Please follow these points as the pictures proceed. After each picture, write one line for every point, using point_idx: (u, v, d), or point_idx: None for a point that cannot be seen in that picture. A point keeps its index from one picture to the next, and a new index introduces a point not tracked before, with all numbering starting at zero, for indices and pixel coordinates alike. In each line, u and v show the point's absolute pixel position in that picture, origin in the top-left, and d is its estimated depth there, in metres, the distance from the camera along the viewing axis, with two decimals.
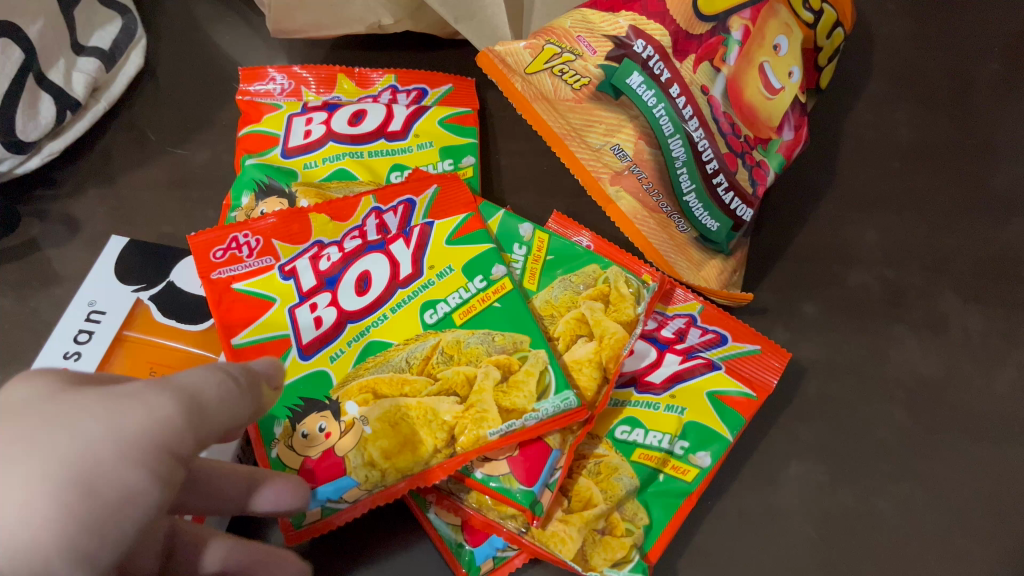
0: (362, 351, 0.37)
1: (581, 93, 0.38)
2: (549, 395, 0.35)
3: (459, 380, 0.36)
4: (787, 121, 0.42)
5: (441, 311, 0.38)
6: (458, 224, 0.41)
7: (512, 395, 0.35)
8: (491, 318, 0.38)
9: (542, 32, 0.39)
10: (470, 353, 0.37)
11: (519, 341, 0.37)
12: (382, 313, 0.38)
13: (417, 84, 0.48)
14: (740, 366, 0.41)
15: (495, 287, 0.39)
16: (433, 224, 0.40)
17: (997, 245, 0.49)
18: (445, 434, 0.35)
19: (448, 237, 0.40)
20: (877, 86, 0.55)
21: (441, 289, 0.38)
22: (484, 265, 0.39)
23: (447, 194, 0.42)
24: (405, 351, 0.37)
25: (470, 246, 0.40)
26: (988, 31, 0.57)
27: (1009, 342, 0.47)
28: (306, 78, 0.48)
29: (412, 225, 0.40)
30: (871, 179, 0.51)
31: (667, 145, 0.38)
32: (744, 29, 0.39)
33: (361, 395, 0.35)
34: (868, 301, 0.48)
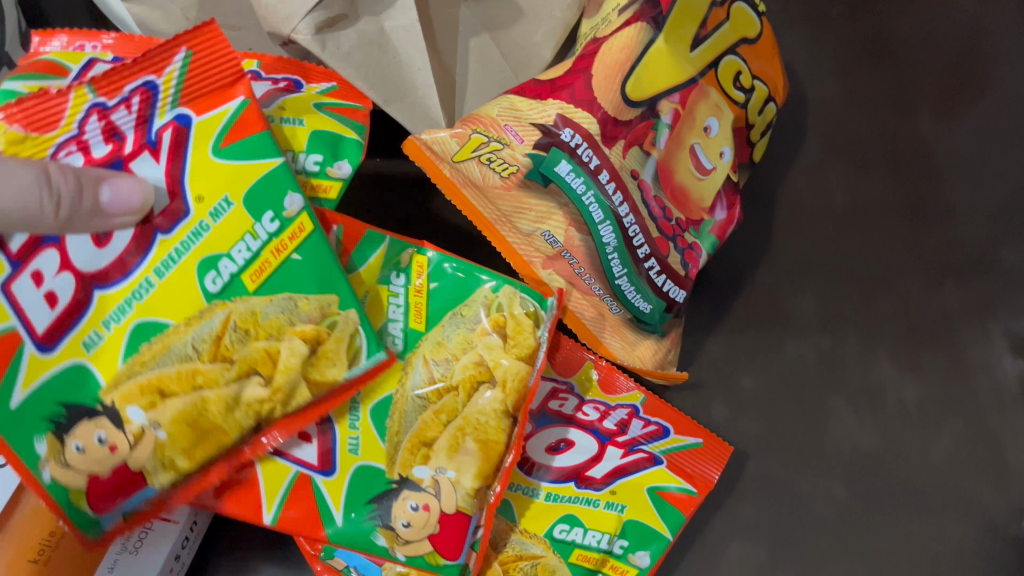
0: (130, 338, 0.30)
1: (509, 181, 0.37)
2: (361, 360, 0.33)
3: (259, 359, 0.32)
4: (719, 201, 0.42)
5: (233, 265, 0.31)
6: (227, 122, 0.31)
7: (321, 366, 0.33)
8: (294, 273, 0.32)
9: (467, 120, 0.37)
10: (269, 327, 0.32)
11: (326, 304, 0.33)
12: (144, 277, 0.30)
13: (286, 74, 0.38)
14: (680, 460, 0.41)
15: (290, 230, 0.32)
16: (188, 122, 0.30)
17: (932, 311, 0.48)
18: (252, 421, 0.32)
19: (214, 145, 0.31)
20: (816, 139, 0.53)
21: (224, 231, 0.31)
22: (274, 198, 0.32)
23: (202, 64, 0.31)
24: (205, 330, 0.31)
25: (249, 162, 0.31)
26: (931, 72, 0.54)
27: (944, 411, 0.46)
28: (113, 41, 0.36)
29: (156, 125, 0.30)
30: (807, 246, 0.50)
31: (599, 232, 0.37)
32: (674, 112, 0.39)
33: (146, 393, 0.30)
34: (805, 374, 0.47)
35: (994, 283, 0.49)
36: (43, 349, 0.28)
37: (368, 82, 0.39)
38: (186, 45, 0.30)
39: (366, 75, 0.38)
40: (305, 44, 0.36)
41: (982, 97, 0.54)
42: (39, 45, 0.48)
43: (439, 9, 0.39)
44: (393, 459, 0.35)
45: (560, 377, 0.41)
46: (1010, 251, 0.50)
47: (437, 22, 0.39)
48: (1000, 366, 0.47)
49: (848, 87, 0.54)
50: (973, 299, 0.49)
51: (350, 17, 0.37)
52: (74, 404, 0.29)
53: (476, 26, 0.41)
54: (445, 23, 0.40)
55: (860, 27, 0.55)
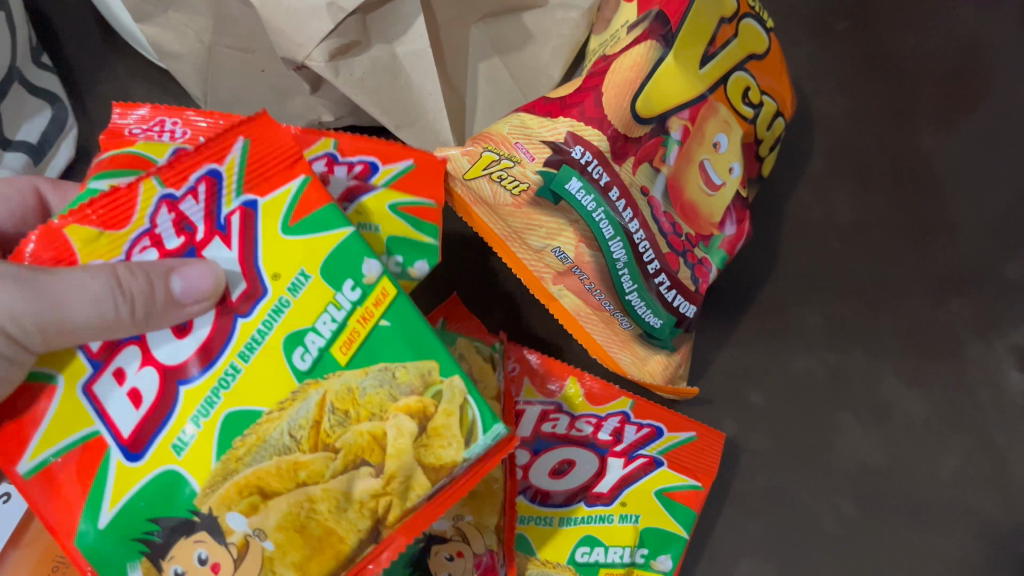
0: (222, 429, 0.26)
1: (520, 198, 0.37)
2: (477, 437, 0.27)
3: (362, 445, 0.27)
4: (728, 216, 0.42)
5: (321, 338, 0.28)
6: (291, 199, 0.29)
7: (435, 447, 0.27)
8: (380, 345, 0.28)
9: (477, 139, 0.37)
10: (371, 403, 0.27)
11: (426, 370, 0.28)
12: (229, 364, 0.27)
13: (365, 155, 0.35)
14: (679, 457, 0.42)
15: (374, 296, 0.28)
16: (255, 205, 0.28)
17: (939, 327, 0.48)
18: (370, 523, 0.27)
19: (282, 224, 0.28)
20: (822, 156, 0.53)
21: (306, 304, 0.28)
22: (351, 265, 0.28)
23: (265, 142, 0.29)
24: (291, 418, 0.27)
25: (321, 236, 0.29)
26: (936, 87, 0.54)
27: (952, 427, 0.46)
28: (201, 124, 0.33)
29: (223, 211, 0.28)
30: (813, 261, 0.50)
31: (608, 247, 0.38)
32: (683, 129, 0.39)
33: (244, 491, 0.26)
34: (812, 389, 0.47)
35: (1000, 298, 0.49)
36: (131, 456, 0.26)
37: (381, 107, 0.39)
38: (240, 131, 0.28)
39: (378, 100, 0.39)
40: (319, 71, 0.36)
41: (987, 112, 0.54)
42: (49, 60, 0.49)
43: (449, 30, 0.40)
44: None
45: (546, 399, 0.42)
46: (1016, 266, 0.50)
47: (446, 46, 0.41)
48: (1007, 381, 0.47)
49: (853, 103, 0.54)
50: (980, 314, 0.49)
51: (363, 44, 0.37)
52: (167, 518, 0.26)
53: (487, 49, 0.42)
54: (456, 45, 0.41)
55: (865, 43, 0.55)
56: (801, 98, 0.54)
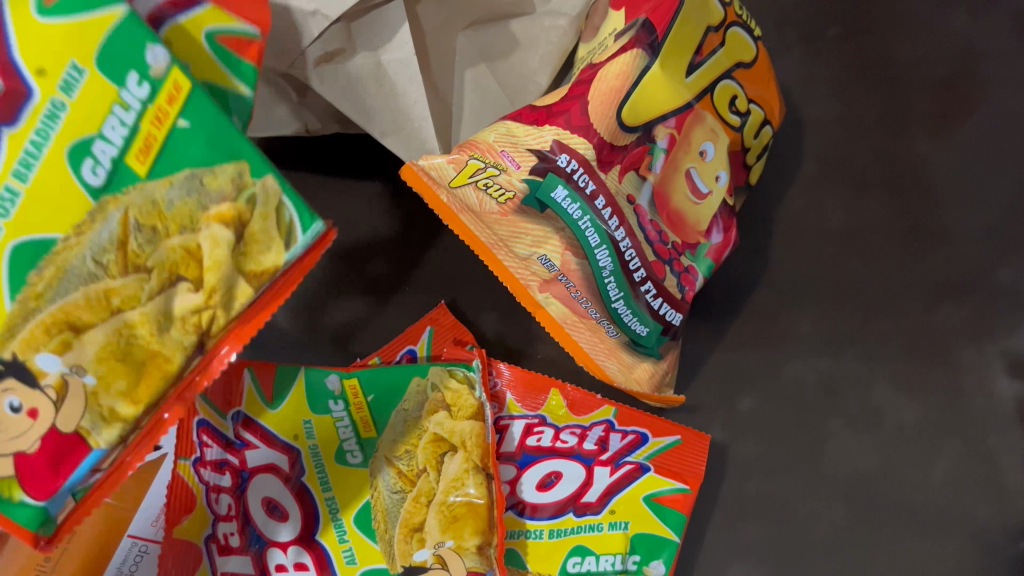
0: (12, 260, 0.25)
1: (506, 206, 0.37)
2: (296, 237, 0.30)
3: (439, 446, 0.40)
4: (715, 224, 0.42)
5: (122, 134, 0.27)
6: (113, 28, 0.27)
7: (253, 254, 0.29)
8: (181, 148, 0.28)
9: (463, 146, 0.38)
10: (179, 215, 0.28)
11: (237, 174, 0.29)
12: (3, 186, 0.25)
13: None
14: (666, 461, 0.42)
15: (166, 92, 0.28)
16: (2, 3, 0.25)
17: (929, 334, 0.48)
18: (195, 337, 0.29)
19: (38, 8, 0.25)
20: (812, 162, 0.53)
21: (87, 104, 0.26)
22: (132, 53, 0.27)
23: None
24: (84, 241, 0.27)
25: (92, 18, 0.26)
26: (926, 93, 0.54)
27: (943, 433, 0.46)
28: None
29: (3, 12, 0.25)
30: (804, 268, 0.50)
31: (595, 256, 0.38)
32: (669, 137, 0.39)
33: (49, 262, 0.26)
34: (803, 397, 0.47)
35: (991, 303, 0.49)
36: None
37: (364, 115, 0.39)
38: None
39: (362, 109, 0.39)
40: None
41: (977, 117, 0.54)
42: None
43: (434, 39, 0.41)
44: (393, 555, 0.40)
45: (531, 413, 0.42)
46: (1005, 271, 0.50)
47: (432, 54, 0.41)
48: (997, 386, 0.47)
49: (843, 109, 0.54)
50: (970, 321, 0.49)
51: (348, 52, 0.37)
52: None
53: (474, 58, 0.42)
54: (441, 53, 0.41)
55: (856, 49, 0.55)
56: (792, 104, 0.54)
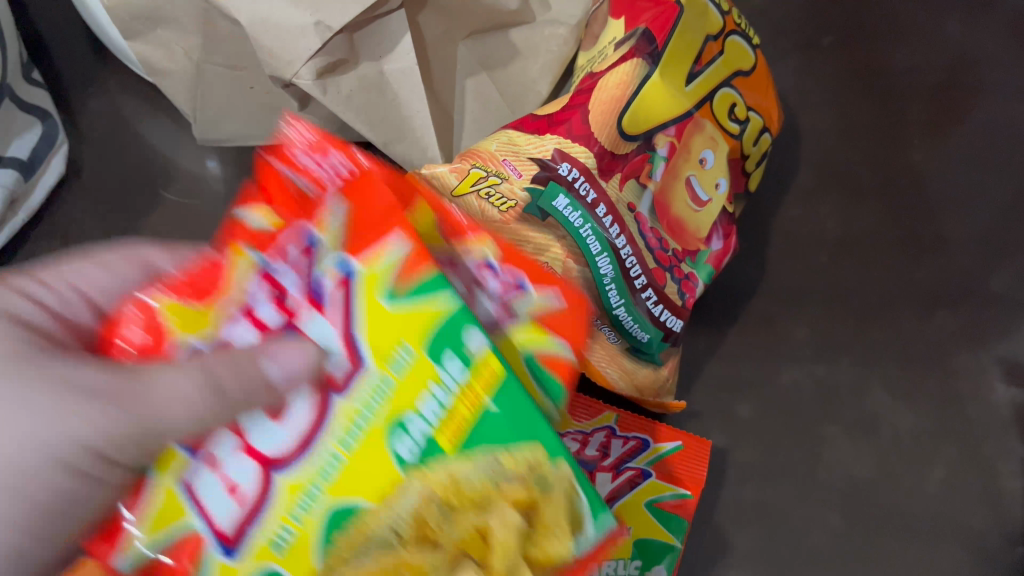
0: (323, 525, 0.24)
1: (508, 215, 0.37)
2: (586, 527, 0.25)
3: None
4: (714, 231, 0.42)
5: (436, 403, 0.25)
6: (395, 262, 0.25)
7: (541, 538, 0.25)
8: (490, 429, 0.25)
9: (466, 156, 0.38)
10: (479, 493, 0.24)
11: (535, 457, 0.25)
12: (333, 455, 0.25)
13: (514, 269, 0.29)
14: (667, 466, 0.42)
15: (481, 372, 0.25)
16: (354, 270, 0.26)
17: (924, 340, 0.49)
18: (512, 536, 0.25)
19: (386, 293, 0.25)
20: (808, 172, 0.54)
21: (407, 393, 0.25)
22: (454, 335, 0.25)
23: (363, 194, 0.27)
24: (500, 460, 0.25)
25: (422, 305, 0.25)
26: (921, 103, 0.55)
27: (938, 440, 0.47)
28: (335, 167, 0.28)
29: (324, 276, 0.26)
30: (800, 275, 0.51)
31: (596, 263, 0.38)
32: (669, 145, 0.40)
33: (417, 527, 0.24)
34: (800, 403, 0.47)
35: (987, 311, 0.49)
36: (229, 552, 0.25)
37: (368, 124, 0.39)
38: (339, 194, 0.27)
39: (365, 116, 0.38)
40: (307, 88, 0.36)
41: (972, 127, 0.55)
42: (38, 77, 0.51)
43: (435, 49, 0.41)
44: None
45: None
46: (1000, 279, 0.50)
47: (434, 64, 0.42)
48: (994, 394, 0.48)
49: (839, 118, 0.55)
50: (965, 329, 0.49)
51: (350, 62, 0.37)
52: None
53: (473, 67, 0.43)
54: (443, 62, 0.42)
55: (853, 61, 0.56)
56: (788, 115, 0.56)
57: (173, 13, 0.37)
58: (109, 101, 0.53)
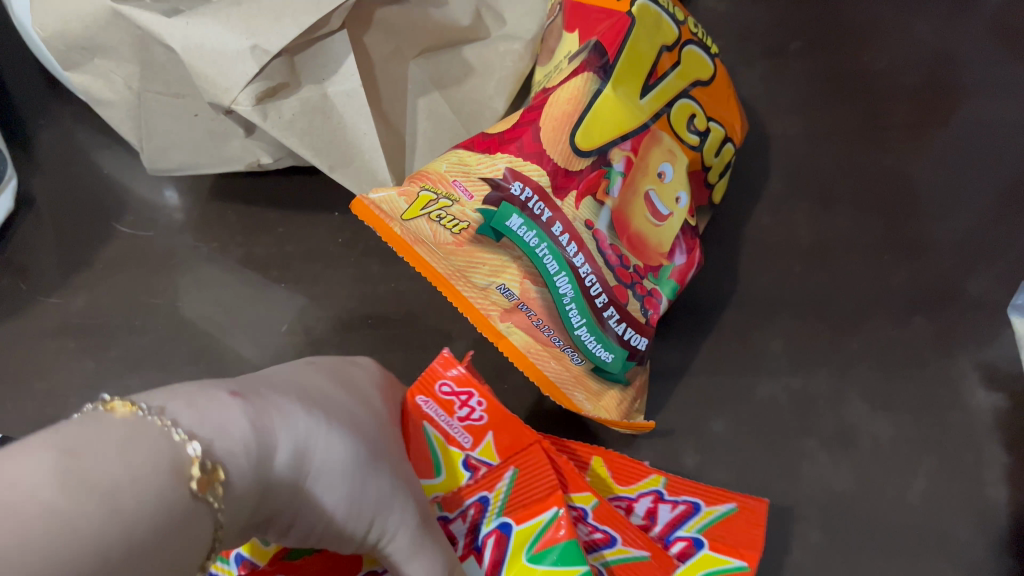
0: None
1: (461, 237, 0.37)
2: None
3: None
4: (678, 245, 0.41)
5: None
6: (541, 530, 0.33)
7: None
8: None
9: (414, 178, 0.37)
10: None
11: None
12: None
13: (608, 525, 0.34)
14: (719, 534, 0.35)
15: None
16: (510, 529, 0.34)
17: (900, 346, 0.48)
18: None
19: (528, 552, 0.33)
20: (773, 189, 0.54)
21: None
22: None
23: (529, 474, 0.34)
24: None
25: (559, 569, 0.32)
26: (885, 119, 0.56)
27: (920, 448, 0.45)
28: (483, 423, 0.35)
29: (484, 533, 0.34)
30: (771, 284, 0.50)
31: (554, 283, 0.37)
32: (626, 160, 0.39)
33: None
34: (777, 415, 0.45)
35: (961, 317, 0.48)
36: None
37: (314, 149, 0.38)
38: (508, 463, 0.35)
39: (311, 142, 0.38)
40: (246, 115, 0.36)
41: (934, 142, 0.55)
42: None
43: (384, 69, 0.41)
44: None
45: None
46: (976, 283, 0.50)
47: (382, 83, 0.40)
48: (973, 399, 0.46)
49: (803, 136, 0.56)
50: (942, 335, 0.48)
51: (291, 86, 0.37)
52: None
53: (425, 84, 0.42)
54: (393, 81, 0.41)
55: (816, 82, 0.58)
56: (757, 132, 0.56)
57: (108, 41, 0.36)
58: (61, 131, 0.52)
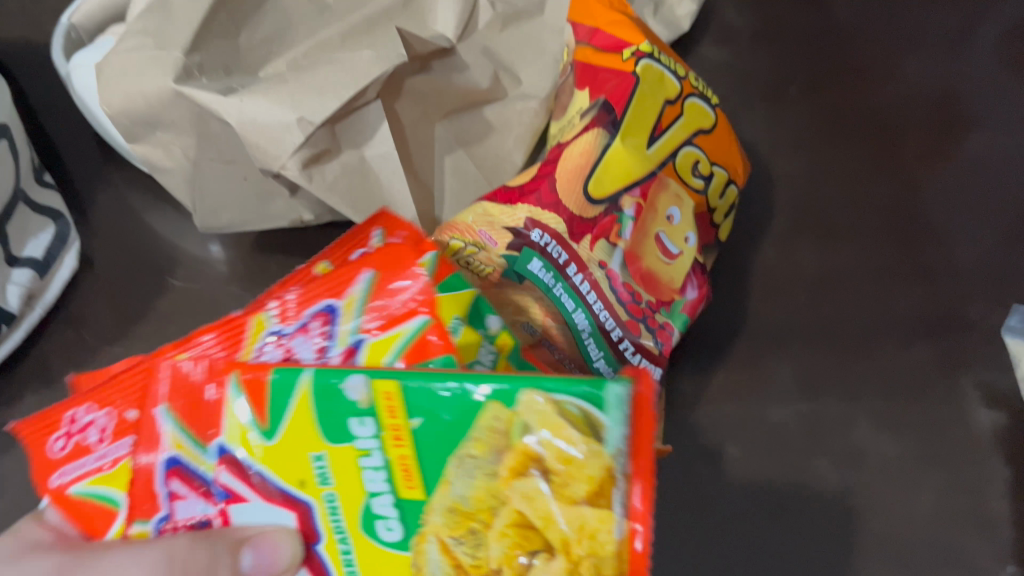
0: None
1: (488, 280, 0.40)
2: (607, 423, 0.28)
3: (528, 540, 0.28)
4: (689, 281, 0.45)
5: (378, 464, 0.30)
6: (228, 410, 0.31)
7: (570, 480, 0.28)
8: (427, 439, 0.29)
9: (444, 228, 0.40)
10: (481, 497, 0.29)
11: (495, 422, 0.29)
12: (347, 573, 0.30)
13: (320, 301, 0.35)
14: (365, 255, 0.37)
15: (386, 409, 0.29)
16: (222, 447, 0.31)
17: (902, 369, 0.50)
18: None
19: (262, 433, 0.31)
20: (777, 224, 0.57)
21: (345, 482, 0.30)
22: (338, 420, 0.30)
23: (155, 394, 0.33)
24: (473, 461, 0.29)
25: (286, 419, 0.30)
26: (881, 155, 0.60)
27: (926, 466, 0.47)
28: (106, 419, 0.35)
29: (212, 474, 0.32)
30: (779, 314, 0.53)
31: (573, 319, 0.40)
32: (636, 206, 0.43)
33: (455, 522, 0.29)
34: (788, 438, 0.48)
35: (962, 339, 0.51)
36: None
37: (354, 207, 0.42)
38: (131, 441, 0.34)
39: (351, 200, 0.42)
40: (293, 179, 0.40)
41: (931, 173, 0.58)
42: (50, 177, 0.55)
43: (413, 130, 0.47)
44: None
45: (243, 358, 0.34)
46: (973, 306, 0.52)
47: (412, 142, 0.47)
48: (975, 417, 0.49)
49: (803, 174, 0.59)
50: (944, 357, 0.51)
51: (333, 151, 0.41)
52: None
53: (451, 143, 0.48)
54: (421, 141, 0.47)
55: (814, 124, 0.62)
56: (761, 172, 0.60)
57: (169, 117, 0.41)
58: (115, 195, 0.57)
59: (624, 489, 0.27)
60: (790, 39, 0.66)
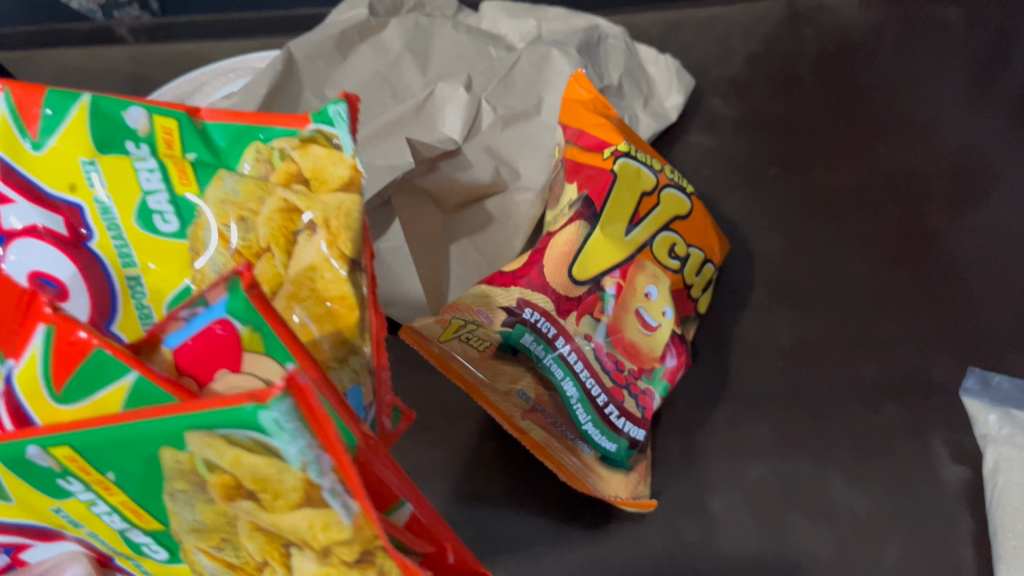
0: None
1: (486, 352, 0.46)
2: (288, 457, 0.21)
3: (273, 535, 0.25)
4: (668, 350, 0.50)
5: (108, 508, 0.25)
6: None
7: (275, 496, 0.23)
8: (131, 480, 0.23)
9: (447, 309, 0.46)
10: (210, 518, 0.24)
11: (175, 463, 0.22)
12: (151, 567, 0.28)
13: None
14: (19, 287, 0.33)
15: (71, 465, 0.22)
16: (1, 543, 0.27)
17: (872, 429, 0.55)
18: (320, 230, 0.33)
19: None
20: (758, 297, 0.63)
21: (94, 524, 0.25)
22: (50, 485, 0.23)
23: None
24: (183, 493, 0.23)
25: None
26: (852, 232, 0.65)
27: (894, 518, 0.52)
28: None
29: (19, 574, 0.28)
30: (760, 380, 0.58)
31: (562, 386, 0.46)
32: (616, 285, 0.49)
33: (204, 537, 0.25)
34: (766, 493, 0.53)
35: (928, 401, 0.56)
36: None
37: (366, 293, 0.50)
38: None
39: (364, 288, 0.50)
40: None
41: (900, 250, 0.64)
42: None
43: (421, 224, 0.55)
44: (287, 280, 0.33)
45: None
46: (938, 370, 0.57)
47: (418, 236, 0.54)
48: (941, 473, 0.53)
49: (781, 251, 0.65)
50: (910, 417, 0.55)
51: None
52: None
53: (455, 234, 0.55)
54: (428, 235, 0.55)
55: (790, 205, 0.68)
56: (743, 250, 0.66)
57: None
58: None
59: (330, 487, 0.22)
60: (769, 127, 0.73)
